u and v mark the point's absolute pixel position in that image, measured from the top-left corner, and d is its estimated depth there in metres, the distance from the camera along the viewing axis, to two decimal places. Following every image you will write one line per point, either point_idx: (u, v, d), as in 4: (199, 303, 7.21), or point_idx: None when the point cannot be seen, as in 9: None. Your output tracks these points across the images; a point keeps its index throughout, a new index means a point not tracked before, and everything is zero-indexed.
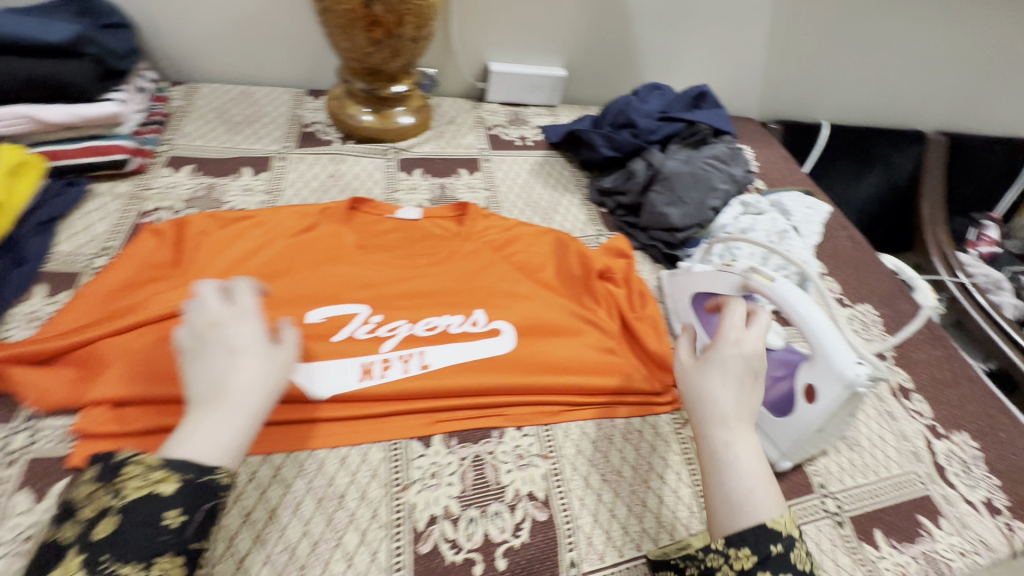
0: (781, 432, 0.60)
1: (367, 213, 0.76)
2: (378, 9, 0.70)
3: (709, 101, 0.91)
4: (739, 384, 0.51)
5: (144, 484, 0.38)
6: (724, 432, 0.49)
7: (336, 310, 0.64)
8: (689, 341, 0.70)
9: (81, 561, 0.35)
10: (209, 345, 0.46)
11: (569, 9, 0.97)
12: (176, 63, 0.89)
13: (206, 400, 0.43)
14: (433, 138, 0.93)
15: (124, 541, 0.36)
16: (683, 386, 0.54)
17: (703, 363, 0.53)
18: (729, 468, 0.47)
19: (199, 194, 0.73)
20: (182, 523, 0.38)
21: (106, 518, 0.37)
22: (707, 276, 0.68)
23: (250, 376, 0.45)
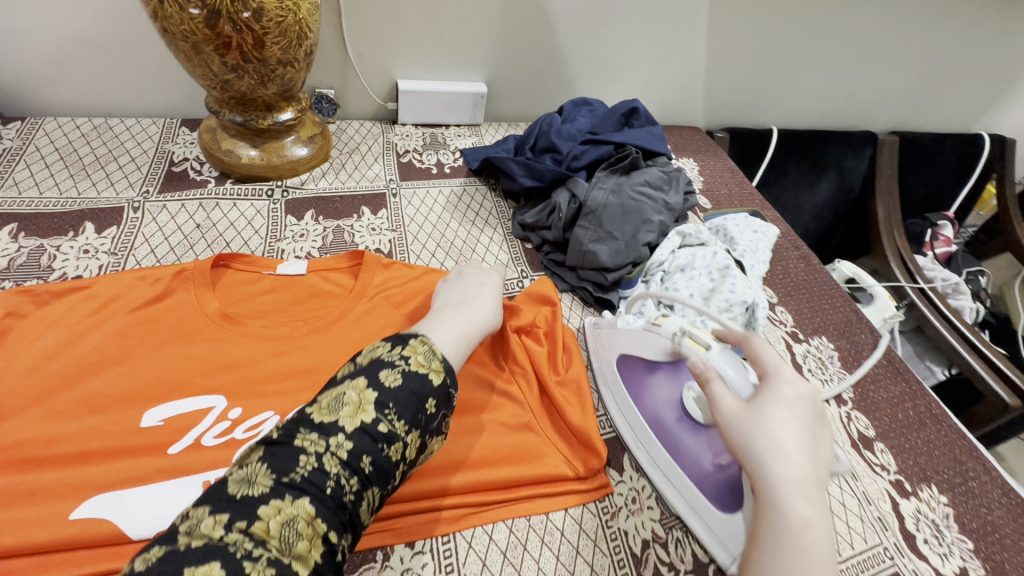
0: (727, 531, 0.48)
1: (240, 271, 0.64)
2: (228, 28, 0.57)
3: (642, 118, 0.81)
4: (811, 435, 0.40)
5: (426, 364, 0.47)
6: (802, 500, 0.37)
7: (179, 407, 0.52)
8: (621, 412, 0.61)
9: (373, 398, 0.44)
10: (467, 278, 0.62)
11: (483, 18, 0.87)
12: (13, 95, 0.74)
13: (456, 305, 0.57)
14: (332, 171, 0.81)
15: (402, 400, 0.44)
16: (737, 427, 0.41)
17: (765, 400, 0.42)
18: (804, 557, 0.34)
19: (20, 261, 0.59)
20: (433, 415, 0.46)
21: (392, 371, 0.46)
22: (634, 336, 0.58)
23: (490, 300, 0.60)
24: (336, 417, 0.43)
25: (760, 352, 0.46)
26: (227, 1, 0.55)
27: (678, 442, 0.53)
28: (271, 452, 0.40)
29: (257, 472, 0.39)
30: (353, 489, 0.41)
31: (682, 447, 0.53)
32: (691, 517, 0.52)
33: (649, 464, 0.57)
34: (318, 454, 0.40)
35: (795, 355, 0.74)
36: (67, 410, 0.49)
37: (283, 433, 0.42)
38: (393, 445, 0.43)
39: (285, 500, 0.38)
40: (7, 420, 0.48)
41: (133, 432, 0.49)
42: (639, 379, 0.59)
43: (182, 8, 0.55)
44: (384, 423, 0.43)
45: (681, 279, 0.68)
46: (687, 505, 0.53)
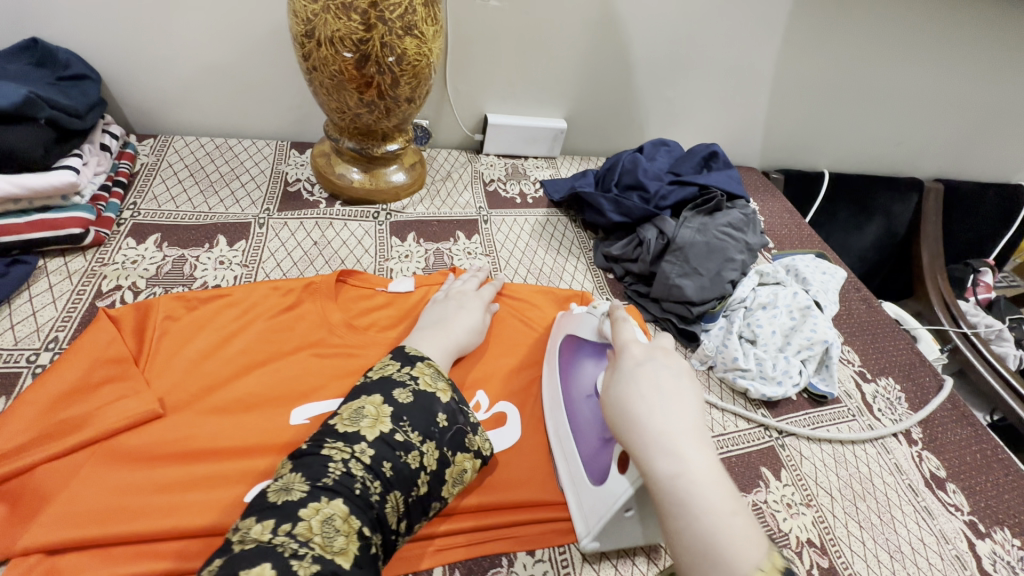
0: (592, 505, 0.51)
1: (355, 287, 0.69)
2: (372, 70, 0.63)
3: (721, 161, 0.86)
4: (662, 392, 0.46)
5: (434, 384, 0.52)
6: (662, 457, 0.42)
7: (322, 407, 0.57)
8: (550, 385, 0.62)
9: (389, 411, 0.48)
10: (450, 299, 0.66)
11: (571, 61, 0.93)
12: (147, 115, 0.81)
13: (432, 326, 0.61)
14: (428, 197, 0.86)
15: (415, 414, 0.49)
16: (608, 412, 0.48)
17: (615, 385, 0.48)
18: (681, 504, 0.40)
19: (166, 269, 0.65)
20: (447, 428, 0.50)
21: (404, 390, 0.50)
22: (575, 320, 0.62)
23: (468, 319, 0.63)
24: (357, 427, 0.47)
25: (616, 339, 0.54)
26: (378, 47, 0.61)
27: (580, 415, 0.56)
28: (302, 463, 0.44)
29: (293, 480, 0.43)
30: (378, 490, 0.44)
31: (582, 419, 0.55)
32: (569, 492, 0.54)
33: (553, 435, 0.58)
34: (345, 460, 0.44)
35: (864, 394, 0.78)
36: (222, 407, 0.54)
37: (312, 444, 0.46)
38: (410, 452, 0.47)
39: (322, 501, 0.42)
40: (174, 414, 0.53)
41: (284, 428, 0.54)
42: (574, 357, 0.60)
43: (337, 51, 0.61)
44: (400, 433, 0.48)
45: (765, 316, 0.72)
46: (569, 477, 0.55)
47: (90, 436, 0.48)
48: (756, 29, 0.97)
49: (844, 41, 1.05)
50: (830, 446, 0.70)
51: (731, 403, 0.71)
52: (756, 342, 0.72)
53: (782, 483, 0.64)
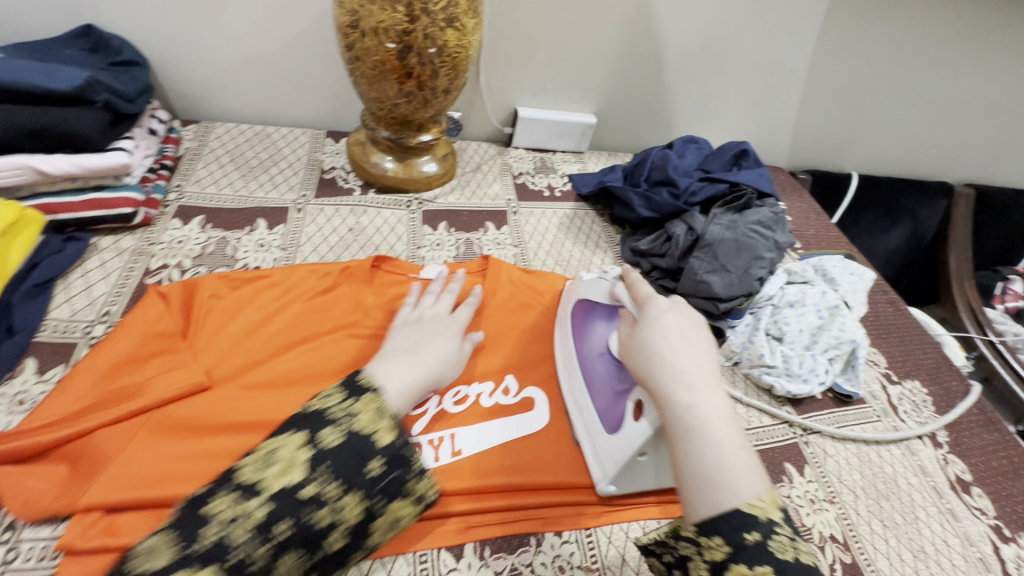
0: (608, 451, 0.54)
1: (388, 273, 0.70)
2: (413, 61, 0.65)
3: (750, 160, 0.86)
4: (682, 338, 0.50)
5: (374, 424, 0.45)
6: (684, 390, 0.46)
7: None
8: (562, 347, 0.65)
9: (307, 456, 0.42)
10: (423, 324, 0.60)
11: (603, 57, 0.94)
12: (191, 102, 0.84)
13: (402, 353, 0.54)
14: (458, 188, 0.88)
15: (338, 461, 0.42)
16: (629, 354, 0.52)
17: (641, 327, 0.52)
18: (693, 433, 0.44)
19: (210, 250, 0.67)
20: (378, 476, 0.43)
21: (334, 431, 0.44)
22: (586, 283, 0.64)
23: (444, 349, 0.57)
24: (262, 477, 0.41)
25: (635, 292, 0.57)
26: (420, 38, 0.63)
27: (594, 372, 0.59)
28: (180, 519, 0.39)
29: (160, 542, 0.37)
30: (264, 556, 0.38)
31: (596, 376, 0.59)
32: (584, 441, 0.58)
33: (567, 391, 0.62)
34: (228, 520, 0.38)
35: (890, 396, 0.78)
36: (264, 383, 0.56)
37: (202, 495, 0.40)
38: (322, 508, 0.41)
39: (187, 570, 0.36)
40: (220, 386, 0.55)
41: None
42: (585, 319, 0.63)
43: (381, 42, 0.63)
44: (313, 485, 0.41)
45: (792, 314, 0.73)
46: (584, 430, 0.58)
47: (142, 404, 0.51)
48: (790, 27, 0.97)
49: (879, 42, 1.04)
50: (855, 445, 0.70)
51: (756, 398, 0.72)
52: (783, 340, 0.72)
53: (806, 479, 0.64)
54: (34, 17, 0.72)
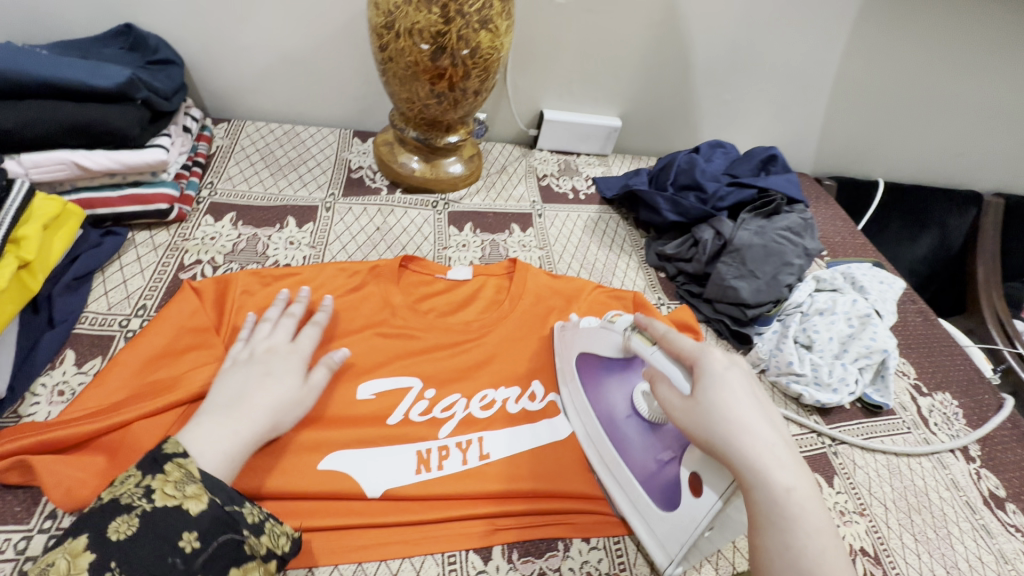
0: (666, 531, 0.49)
1: (415, 273, 0.70)
2: (446, 62, 0.65)
3: (779, 165, 0.85)
4: (754, 401, 0.43)
5: (177, 494, 0.41)
6: (777, 468, 0.40)
7: (388, 384, 0.59)
8: (575, 412, 0.60)
9: (94, 558, 0.37)
10: (254, 363, 0.53)
11: (630, 60, 0.94)
12: (222, 101, 0.85)
13: (225, 407, 0.49)
14: (483, 189, 0.88)
15: (136, 554, 0.38)
16: (695, 424, 0.43)
17: (707, 388, 0.44)
18: (790, 518, 0.39)
19: (241, 247, 0.68)
20: (194, 552, 0.39)
21: (127, 517, 0.39)
22: (590, 333, 0.58)
23: (276, 394, 0.51)
24: None
25: (674, 341, 0.49)
26: (454, 39, 0.63)
27: (626, 438, 0.54)
28: None
29: None
30: None
31: (631, 444, 0.53)
32: (634, 517, 0.52)
33: (597, 462, 0.56)
34: None
35: (920, 408, 0.76)
36: None
37: None
38: None
39: None
40: None
41: (354, 402, 0.57)
42: (596, 379, 0.58)
43: (414, 43, 0.63)
44: None
45: (822, 322, 0.72)
46: (631, 505, 0.53)
47: (176, 399, 0.51)
48: (820, 32, 0.96)
49: (912, 47, 1.02)
50: (885, 457, 0.69)
51: (783, 407, 0.71)
52: (812, 347, 0.72)
53: (835, 491, 0.63)
54: (76, 16, 0.73)
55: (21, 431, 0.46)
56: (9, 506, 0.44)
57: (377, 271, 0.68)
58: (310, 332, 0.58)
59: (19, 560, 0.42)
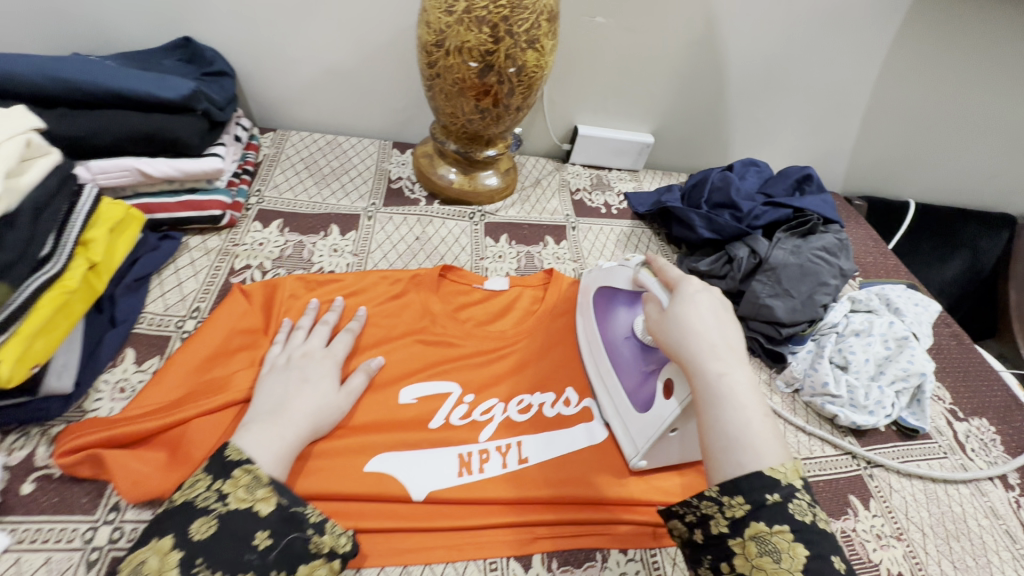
0: (640, 429, 0.56)
1: (453, 282, 0.72)
2: (492, 80, 0.67)
3: (814, 185, 0.86)
4: (715, 315, 0.50)
5: (249, 497, 0.43)
6: (716, 361, 0.47)
7: (429, 390, 0.60)
8: (584, 331, 0.67)
9: (178, 558, 0.39)
10: (291, 369, 0.55)
11: (665, 78, 0.95)
12: (270, 112, 0.88)
13: (269, 414, 0.50)
14: (518, 202, 0.90)
15: (216, 551, 0.40)
16: (661, 330, 0.51)
17: (675, 302, 0.51)
18: (723, 400, 0.45)
19: (288, 253, 0.71)
20: (267, 551, 0.41)
21: (206, 519, 0.41)
22: (609, 270, 0.64)
23: (313, 400, 0.53)
24: None
25: (664, 270, 0.56)
26: (502, 58, 0.65)
27: (621, 356, 0.61)
28: None
29: None
30: None
31: (624, 362, 0.61)
32: (614, 421, 0.60)
33: (594, 374, 0.64)
34: None
35: (956, 433, 0.75)
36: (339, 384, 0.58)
37: None
38: None
39: None
40: None
41: (397, 407, 0.58)
42: (608, 306, 0.65)
43: (463, 61, 0.65)
44: None
45: (858, 343, 0.72)
46: (613, 408, 0.60)
47: (230, 398, 0.53)
48: (856, 54, 0.96)
49: (948, 70, 1.02)
50: (921, 481, 0.68)
51: (818, 428, 0.70)
52: (847, 369, 0.71)
53: (871, 514, 0.63)
54: (139, 29, 0.77)
55: (88, 427, 0.48)
56: (74, 498, 0.46)
57: (418, 278, 0.70)
58: (342, 337, 0.60)
59: (86, 550, 0.43)
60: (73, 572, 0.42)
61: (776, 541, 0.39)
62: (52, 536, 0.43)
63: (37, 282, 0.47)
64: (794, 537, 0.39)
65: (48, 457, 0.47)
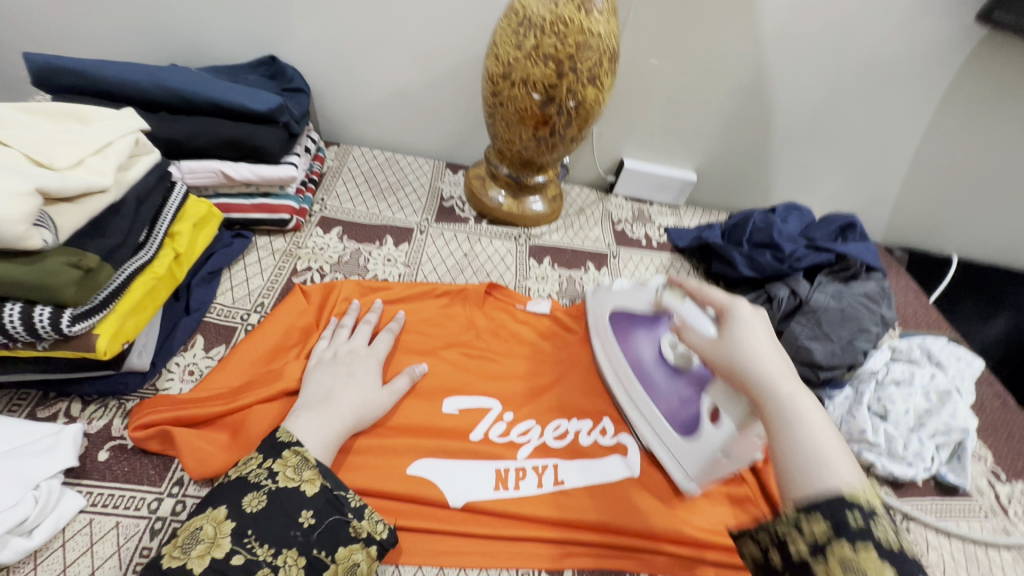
0: (688, 454, 0.57)
1: (498, 300, 0.75)
2: (552, 111, 0.71)
3: (857, 234, 0.87)
4: (772, 339, 0.48)
5: (297, 477, 0.46)
6: (783, 383, 0.44)
7: (470, 403, 0.62)
8: (608, 359, 0.68)
9: (231, 528, 0.42)
10: (338, 362, 0.58)
11: (712, 120, 0.98)
12: (337, 127, 0.95)
13: (314, 403, 0.53)
14: (562, 228, 0.93)
15: (266, 524, 0.43)
16: (717, 354, 0.49)
17: (730, 326, 0.49)
18: (793, 421, 0.42)
19: (345, 259, 0.75)
20: (311, 529, 0.44)
21: (257, 494, 0.44)
22: (625, 294, 0.68)
23: (357, 393, 0.55)
24: (185, 559, 0.40)
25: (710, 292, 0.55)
26: (563, 91, 0.69)
27: (653, 381, 0.63)
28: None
29: None
30: None
31: (657, 387, 0.62)
32: (657, 445, 0.61)
33: (626, 404, 0.65)
34: None
35: (999, 495, 0.73)
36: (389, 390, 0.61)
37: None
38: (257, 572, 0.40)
39: None
40: None
41: (441, 415, 0.60)
42: (627, 330, 0.67)
43: (527, 92, 0.70)
44: (241, 555, 0.41)
45: (899, 393, 0.71)
46: (654, 435, 0.61)
47: (285, 389, 0.55)
48: (903, 107, 0.98)
49: (998, 130, 1.02)
50: (960, 542, 0.66)
51: None
52: (886, 419, 0.70)
53: None
54: (229, 47, 0.85)
55: (159, 405, 0.52)
56: (145, 471, 0.49)
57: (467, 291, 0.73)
58: (384, 339, 0.63)
59: (151, 518, 0.46)
60: (138, 538, 0.45)
61: (861, 563, 0.34)
62: (120, 502, 0.47)
63: (134, 264, 0.52)
64: (885, 563, 0.33)
65: (123, 428, 0.51)
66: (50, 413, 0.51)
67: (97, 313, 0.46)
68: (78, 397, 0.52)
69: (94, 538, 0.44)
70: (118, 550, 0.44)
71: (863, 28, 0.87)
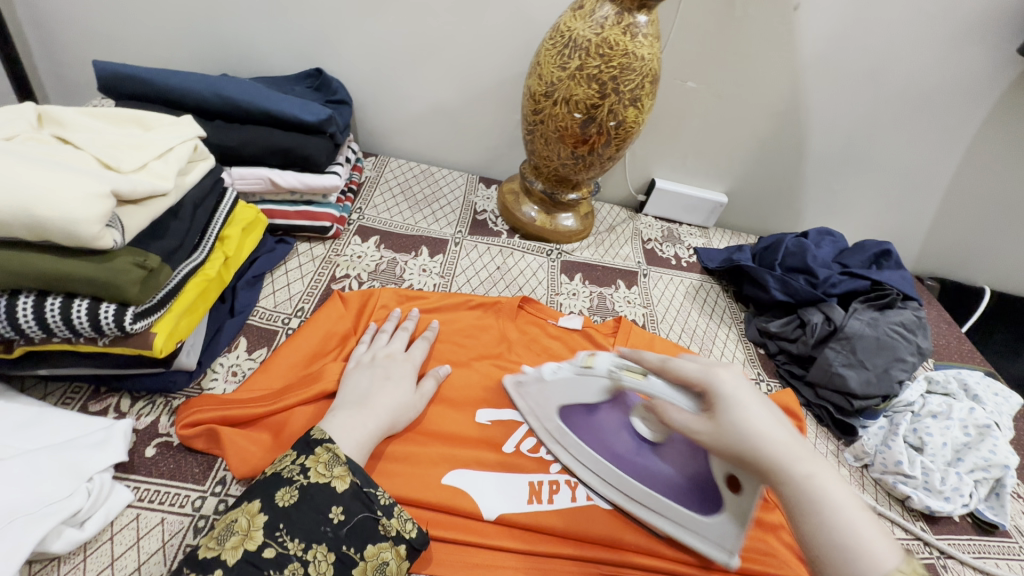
0: (721, 532, 0.51)
1: (531, 314, 0.75)
2: (592, 130, 0.72)
3: (892, 261, 0.86)
4: (766, 410, 0.46)
5: (328, 473, 0.46)
6: (796, 462, 0.42)
7: (504, 415, 0.63)
8: (579, 460, 0.58)
9: (264, 521, 0.42)
10: (375, 366, 0.59)
11: (745, 143, 0.99)
12: (376, 139, 0.97)
13: (351, 404, 0.54)
14: (593, 244, 0.94)
15: (298, 518, 0.43)
16: (718, 441, 0.45)
17: (721, 406, 0.45)
18: (819, 506, 0.41)
19: (383, 268, 0.76)
20: (341, 525, 0.44)
21: (288, 489, 0.44)
22: (568, 386, 0.58)
23: (395, 396, 0.56)
24: (219, 551, 0.40)
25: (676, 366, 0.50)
26: (605, 112, 0.70)
27: (642, 469, 0.55)
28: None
29: None
30: None
31: (648, 472, 0.55)
32: (684, 535, 0.53)
33: (626, 502, 0.56)
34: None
35: None
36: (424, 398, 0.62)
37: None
38: (287, 566, 0.41)
39: None
40: None
41: (475, 426, 0.61)
42: (586, 424, 0.58)
43: (569, 111, 0.71)
44: (272, 548, 0.41)
45: (936, 425, 0.70)
46: (675, 525, 0.54)
47: (324, 391, 0.56)
48: (939, 137, 0.98)
49: None
50: None
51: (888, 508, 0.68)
52: (923, 451, 0.69)
53: None
54: (278, 59, 0.88)
55: (204, 404, 0.53)
56: (189, 468, 0.50)
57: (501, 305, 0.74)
58: (420, 346, 0.64)
59: (195, 516, 0.47)
60: (182, 536, 0.45)
61: None
62: (165, 498, 0.47)
63: (188, 267, 0.53)
64: None
65: (169, 426, 0.52)
66: (101, 407, 0.53)
67: (155, 313, 0.48)
68: (128, 393, 0.54)
69: (140, 532, 0.45)
70: (163, 546, 0.44)
71: (901, 57, 0.88)
